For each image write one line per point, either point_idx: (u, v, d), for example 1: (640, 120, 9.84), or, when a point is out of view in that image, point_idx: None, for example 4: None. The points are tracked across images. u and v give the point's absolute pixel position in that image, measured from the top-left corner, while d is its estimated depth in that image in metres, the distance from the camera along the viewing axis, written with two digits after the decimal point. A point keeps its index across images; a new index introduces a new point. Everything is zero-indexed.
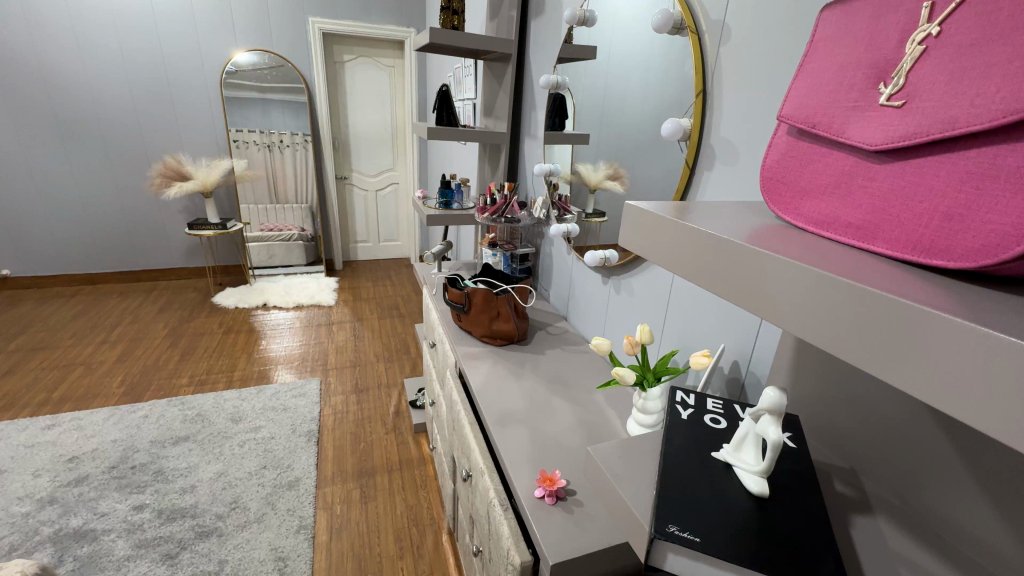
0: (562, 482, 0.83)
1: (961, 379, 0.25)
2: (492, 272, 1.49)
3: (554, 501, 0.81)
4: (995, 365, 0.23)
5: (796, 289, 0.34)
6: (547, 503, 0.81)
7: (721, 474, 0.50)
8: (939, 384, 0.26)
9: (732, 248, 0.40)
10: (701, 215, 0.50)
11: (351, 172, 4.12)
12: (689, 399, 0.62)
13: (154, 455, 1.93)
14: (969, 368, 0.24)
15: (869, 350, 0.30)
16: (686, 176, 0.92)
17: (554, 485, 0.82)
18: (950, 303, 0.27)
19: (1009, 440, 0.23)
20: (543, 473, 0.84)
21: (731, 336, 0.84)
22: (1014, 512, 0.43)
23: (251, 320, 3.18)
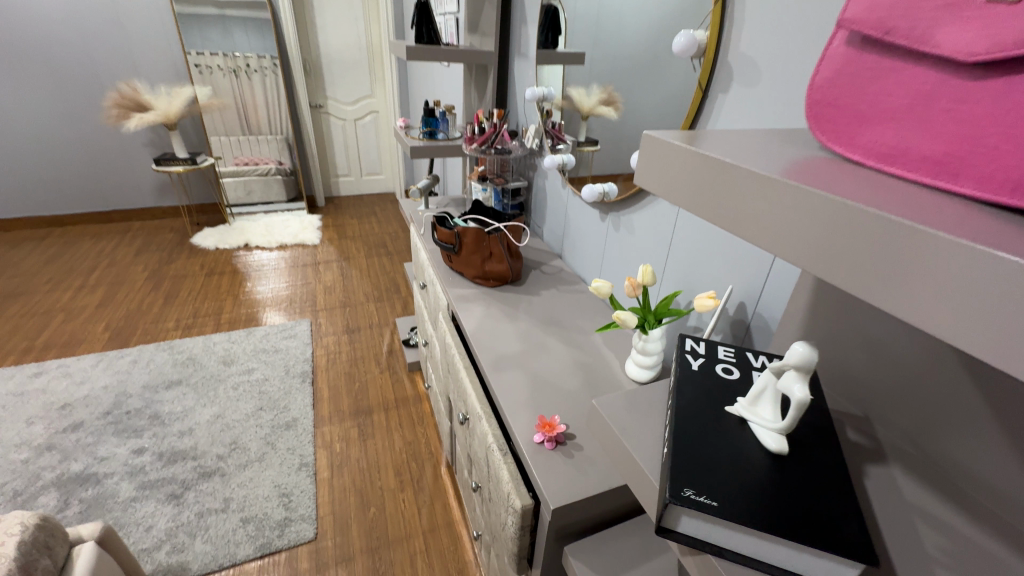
0: (562, 428, 0.82)
1: (955, 302, 0.23)
2: (483, 209, 1.41)
3: (554, 446, 0.81)
4: (994, 290, 0.22)
5: (789, 212, 0.31)
6: (546, 448, 0.81)
7: (735, 429, 0.47)
8: (934, 310, 0.24)
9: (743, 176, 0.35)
10: (727, 145, 0.43)
11: (326, 99, 3.83)
12: (699, 348, 0.58)
13: (148, 400, 1.93)
14: (967, 293, 0.23)
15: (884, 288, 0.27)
16: (698, 99, 0.82)
17: (554, 431, 0.82)
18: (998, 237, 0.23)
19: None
20: (542, 418, 0.83)
21: (738, 277, 0.80)
22: None
23: (233, 260, 3.08)
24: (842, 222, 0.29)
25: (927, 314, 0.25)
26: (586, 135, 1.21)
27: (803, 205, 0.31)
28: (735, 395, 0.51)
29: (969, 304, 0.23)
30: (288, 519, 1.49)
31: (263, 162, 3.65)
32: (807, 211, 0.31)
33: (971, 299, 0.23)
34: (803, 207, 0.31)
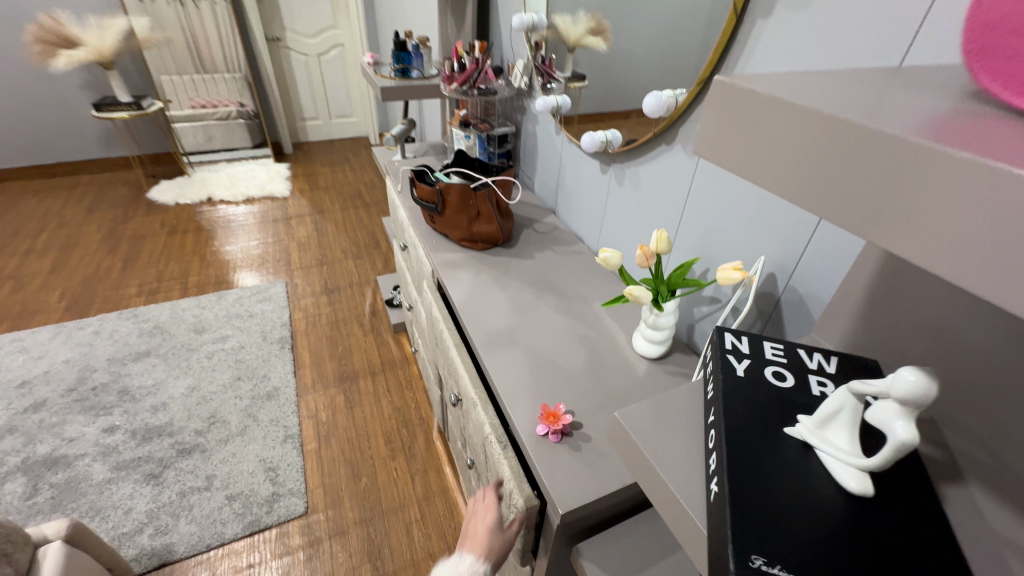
0: (568, 418, 0.73)
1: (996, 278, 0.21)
2: (467, 161, 1.25)
3: (560, 438, 0.73)
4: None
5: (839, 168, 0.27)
6: (551, 441, 0.73)
7: (797, 459, 0.39)
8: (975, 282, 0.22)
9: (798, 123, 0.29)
10: (815, 92, 0.31)
11: (285, 31, 3.42)
12: (743, 346, 0.48)
13: (115, 374, 1.80)
14: (1004, 255, 0.20)
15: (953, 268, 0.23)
16: (731, 26, 0.66)
17: (558, 421, 0.73)
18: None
19: None
20: (547, 407, 0.74)
21: (769, 245, 0.69)
22: None
23: (196, 217, 2.85)
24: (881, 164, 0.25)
25: (958, 270, 0.23)
26: (572, 70, 1.08)
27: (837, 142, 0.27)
28: (795, 412, 0.42)
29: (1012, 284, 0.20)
30: (276, 494, 1.44)
31: (224, 105, 3.31)
32: (838, 148, 0.27)
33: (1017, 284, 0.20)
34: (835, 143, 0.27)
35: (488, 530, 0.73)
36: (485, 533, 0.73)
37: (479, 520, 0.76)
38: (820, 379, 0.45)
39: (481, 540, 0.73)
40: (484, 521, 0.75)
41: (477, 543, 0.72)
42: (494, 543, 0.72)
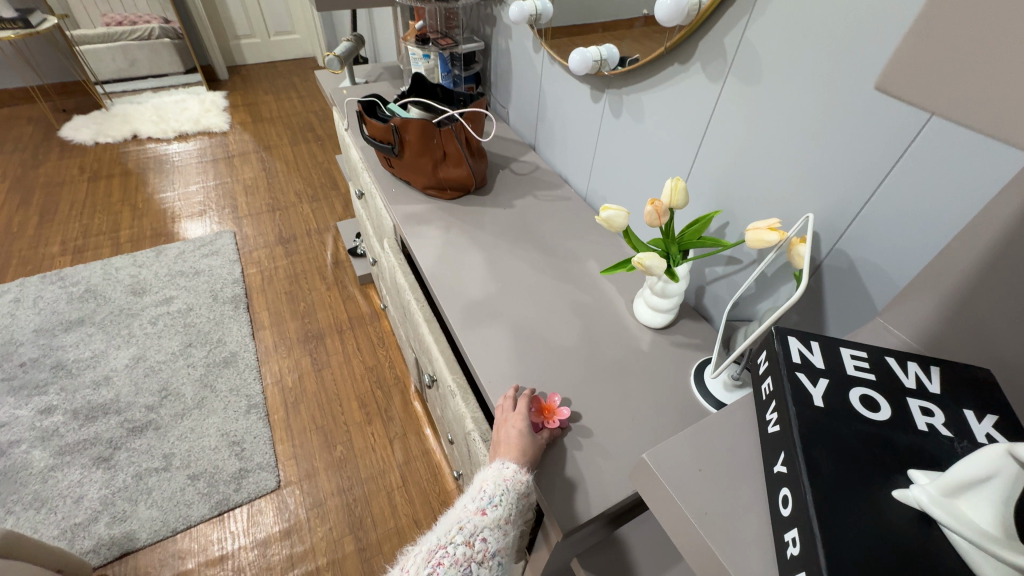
0: (566, 412, 0.62)
1: None
2: (428, 88, 1.03)
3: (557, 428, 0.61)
4: None
5: None
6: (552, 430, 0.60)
7: (916, 540, 0.27)
8: None
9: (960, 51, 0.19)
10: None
11: None
12: (813, 357, 0.35)
13: (45, 347, 1.60)
14: None
15: None
16: None
17: (555, 417, 0.61)
18: None
19: None
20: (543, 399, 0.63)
21: (817, 197, 0.54)
22: None
23: (122, 158, 2.49)
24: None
25: None
26: None
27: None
28: (902, 463, 0.30)
29: None
30: (243, 469, 1.34)
31: (145, 23, 2.79)
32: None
33: None
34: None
35: (519, 434, 0.57)
36: (517, 437, 0.57)
37: (509, 423, 0.59)
38: (922, 405, 0.33)
39: (513, 445, 0.57)
40: (513, 425, 0.58)
41: (509, 447, 0.57)
42: (528, 449, 0.57)
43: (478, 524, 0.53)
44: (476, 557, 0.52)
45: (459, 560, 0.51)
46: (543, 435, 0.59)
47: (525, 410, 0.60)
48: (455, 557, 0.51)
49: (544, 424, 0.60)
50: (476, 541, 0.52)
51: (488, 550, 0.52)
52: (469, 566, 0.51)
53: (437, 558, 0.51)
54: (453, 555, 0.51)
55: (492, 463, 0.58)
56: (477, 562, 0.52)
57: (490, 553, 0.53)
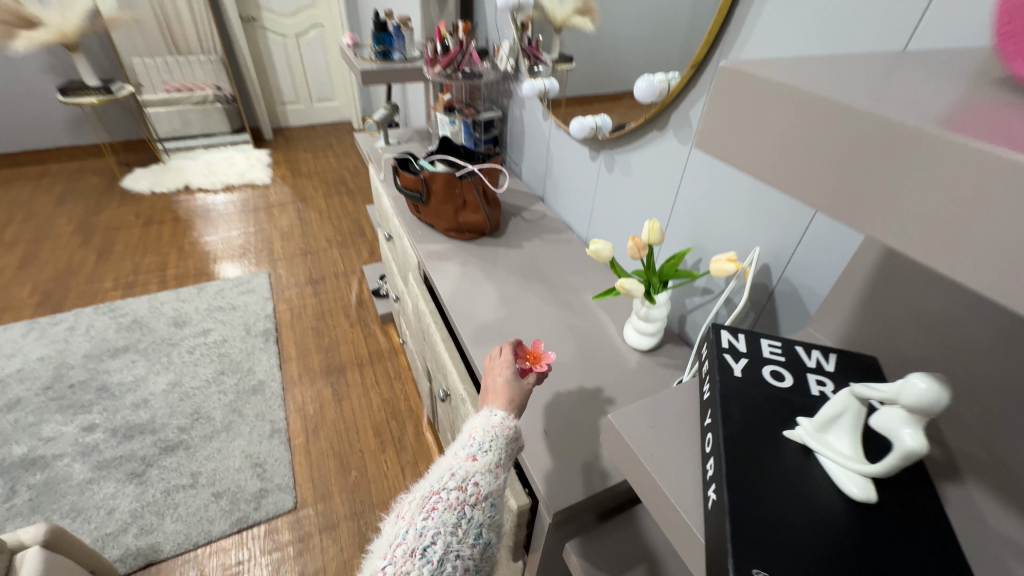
0: (550, 357, 0.70)
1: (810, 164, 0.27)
2: (453, 148, 1.21)
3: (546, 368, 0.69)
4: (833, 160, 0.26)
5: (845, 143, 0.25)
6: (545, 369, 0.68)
7: (797, 463, 0.37)
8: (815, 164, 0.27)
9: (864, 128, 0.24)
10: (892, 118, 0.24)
11: (260, 11, 3.27)
12: (739, 343, 0.46)
13: (92, 370, 1.75)
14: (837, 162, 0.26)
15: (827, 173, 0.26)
16: (727, 6, 0.62)
17: (541, 362, 0.69)
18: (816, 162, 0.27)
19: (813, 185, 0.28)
20: (528, 346, 0.71)
21: (766, 236, 0.67)
22: None
23: (174, 206, 2.76)
24: (903, 104, 0.25)
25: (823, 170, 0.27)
26: (560, 52, 1.05)
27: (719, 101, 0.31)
28: (795, 414, 0.40)
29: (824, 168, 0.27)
30: (264, 489, 1.42)
31: (198, 89, 3.17)
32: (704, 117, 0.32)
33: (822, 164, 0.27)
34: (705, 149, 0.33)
35: (505, 380, 0.64)
36: (503, 383, 0.64)
37: (495, 372, 0.67)
38: (818, 377, 0.43)
39: (499, 392, 0.63)
40: (500, 373, 0.65)
41: (496, 394, 0.63)
42: (514, 393, 0.63)
43: (470, 469, 0.54)
44: (470, 501, 0.52)
45: (453, 504, 0.51)
46: (528, 377, 0.67)
47: (510, 358, 0.68)
48: (449, 501, 0.51)
49: (530, 369, 0.68)
50: (469, 485, 0.53)
51: (482, 493, 0.53)
52: (463, 509, 0.51)
53: (431, 502, 0.51)
54: (447, 499, 0.51)
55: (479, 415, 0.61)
56: (469, 505, 0.52)
57: (483, 496, 0.53)
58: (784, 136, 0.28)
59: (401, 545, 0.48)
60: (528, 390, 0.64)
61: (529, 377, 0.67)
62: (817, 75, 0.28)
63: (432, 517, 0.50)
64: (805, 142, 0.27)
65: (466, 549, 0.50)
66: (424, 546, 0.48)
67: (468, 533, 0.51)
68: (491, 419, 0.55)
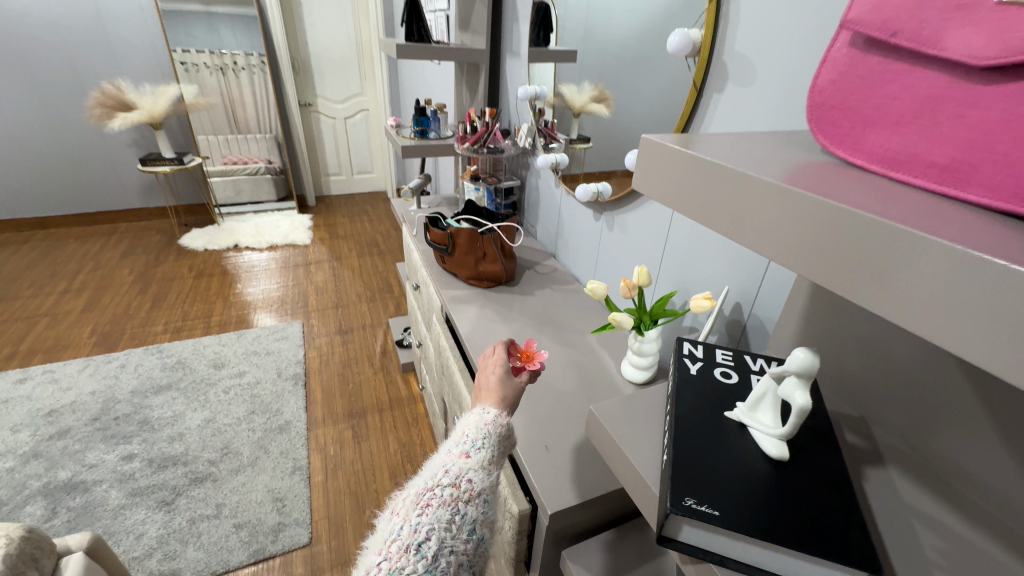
0: (542, 355, 0.74)
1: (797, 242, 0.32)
2: (476, 209, 1.40)
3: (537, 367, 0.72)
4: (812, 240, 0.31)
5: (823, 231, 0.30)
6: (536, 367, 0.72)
7: (733, 434, 0.47)
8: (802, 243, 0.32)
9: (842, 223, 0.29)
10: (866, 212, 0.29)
11: (315, 98, 3.76)
12: (697, 351, 0.58)
13: (137, 404, 1.90)
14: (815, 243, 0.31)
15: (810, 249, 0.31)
16: (693, 98, 0.81)
17: (534, 360, 0.74)
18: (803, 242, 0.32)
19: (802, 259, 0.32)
20: (521, 345, 0.75)
21: (735, 278, 0.79)
22: None
23: (223, 262, 3.03)
24: (753, 161, 0.38)
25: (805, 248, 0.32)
26: (579, 133, 1.18)
27: (684, 180, 0.40)
28: (735, 400, 0.50)
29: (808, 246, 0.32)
30: (282, 523, 1.48)
31: (252, 161, 3.60)
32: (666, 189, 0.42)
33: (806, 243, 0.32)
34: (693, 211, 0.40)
35: (499, 379, 0.68)
36: (497, 381, 0.68)
37: (488, 370, 0.71)
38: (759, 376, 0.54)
39: (493, 390, 0.67)
40: (492, 371, 0.69)
41: (488, 393, 0.67)
42: (507, 391, 0.67)
43: (463, 466, 0.56)
44: (463, 497, 0.54)
45: (447, 501, 0.53)
46: (521, 375, 0.71)
47: (503, 357, 0.72)
48: (442, 497, 0.53)
49: (523, 366, 0.73)
50: (463, 481, 0.55)
51: (475, 489, 0.55)
52: (457, 505, 0.53)
53: (425, 499, 0.53)
54: (440, 496, 0.53)
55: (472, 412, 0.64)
56: (463, 501, 0.54)
57: (476, 493, 0.55)
58: (777, 220, 0.33)
59: (396, 542, 0.50)
60: (521, 388, 0.69)
61: (522, 375, 0.71)
62: (711, 146, 0.42)
63: (426, 513, 0.52)
64: (792, 226, 0.32)
65: (460, 545, 0.52)
66: (418, 542, 0.50)
67: (462, 529, 0.53)
68: (484, 418, 0.61)
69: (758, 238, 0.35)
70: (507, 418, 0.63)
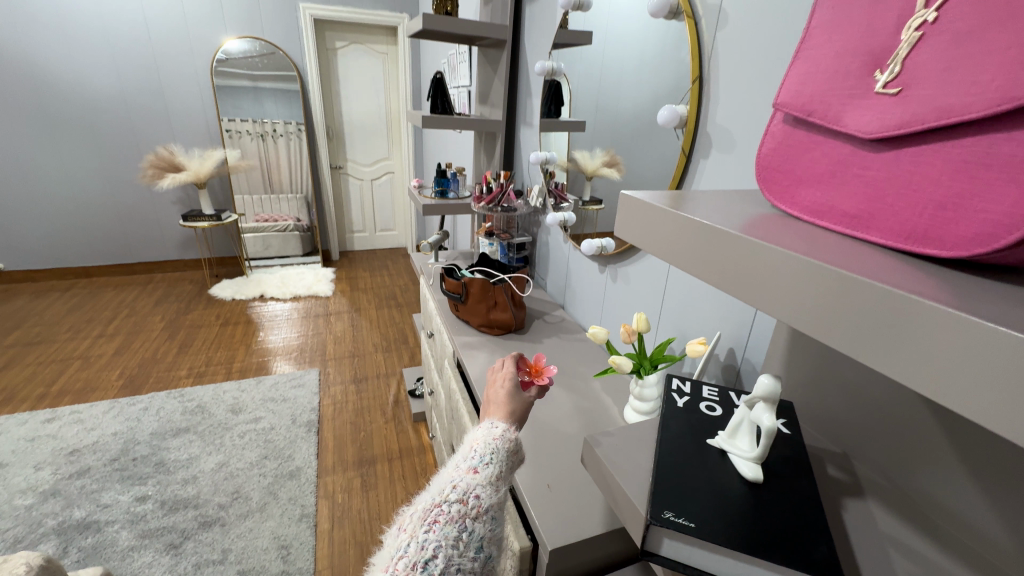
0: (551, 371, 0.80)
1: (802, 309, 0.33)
2: (489, 261, 1.49)
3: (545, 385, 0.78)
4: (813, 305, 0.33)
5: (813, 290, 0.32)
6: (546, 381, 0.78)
7: (715, 459, 0.50)
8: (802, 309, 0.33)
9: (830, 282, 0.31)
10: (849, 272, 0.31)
11: (346, 161, 4.06)
12: (685, 387, 0.63)
13: (155, 446, 1.94)
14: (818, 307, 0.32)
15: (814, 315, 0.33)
16: (682, 163, 0.92)
17: (542, 375, 0.80)
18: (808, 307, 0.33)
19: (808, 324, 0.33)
20: (530, 360, 0.81)
21: (728, 324, 0.85)
22: (993, 485, 0.46)
23: (248, 311, 3.17)
24: (713, 212, 0.45)
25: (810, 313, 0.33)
26: (591, 195, 1.27)
27: (685, 242, 0.43)
28: (717, 429, 0.54)
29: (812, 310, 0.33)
30: (285, 572, 1.46)
31: (282, 220, 3.84)
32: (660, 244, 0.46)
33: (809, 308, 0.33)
34: (698, 276, 0.42)
35: (508, 393, 0.73)
36: (506, 396, 0.73)
37: (498, 384, 0.76)
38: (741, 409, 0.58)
39: (502, 404, 0.72)
40: (502, 385, 0.74)
41: (498, 406, 0.71)
42: (516, 404, 0.72)
43: (471, 482, 0.60)
44: (471, 514, 0.57)
45: (455, 517, 0.57)
46: (530, 390, 0.76)
47: (513, 371, 0.77)
48: (450, 514, 0.57)
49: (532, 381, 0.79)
50: (471, 498, 0.58)
51: (482, 505, 0.59)
52: (464, 522, 0.57)
53: (434, 515, 0.56)
54: (448, 512, 0.57)
55: (481, 427, 0.68)
56: (471, 518, 0.57)
57: (483, 509, 0.59)
58: (776, 287, 0.35)
59: (403, 558, 0.54)
60: (531, 401, 0.74)
61: (531, 389, 0.77)
62: (682, 202, 0.50)
63: (434, 529, 0.55)
64: (790, 291, 0.34)
65: (467, 563, 0.55)
66: (426, 558, 0.53)
67: (469, 546, 0.56)
68: (492, 433, 0.64)
69: (763, 300, 0.36)
70: (515, 432, 0.67)
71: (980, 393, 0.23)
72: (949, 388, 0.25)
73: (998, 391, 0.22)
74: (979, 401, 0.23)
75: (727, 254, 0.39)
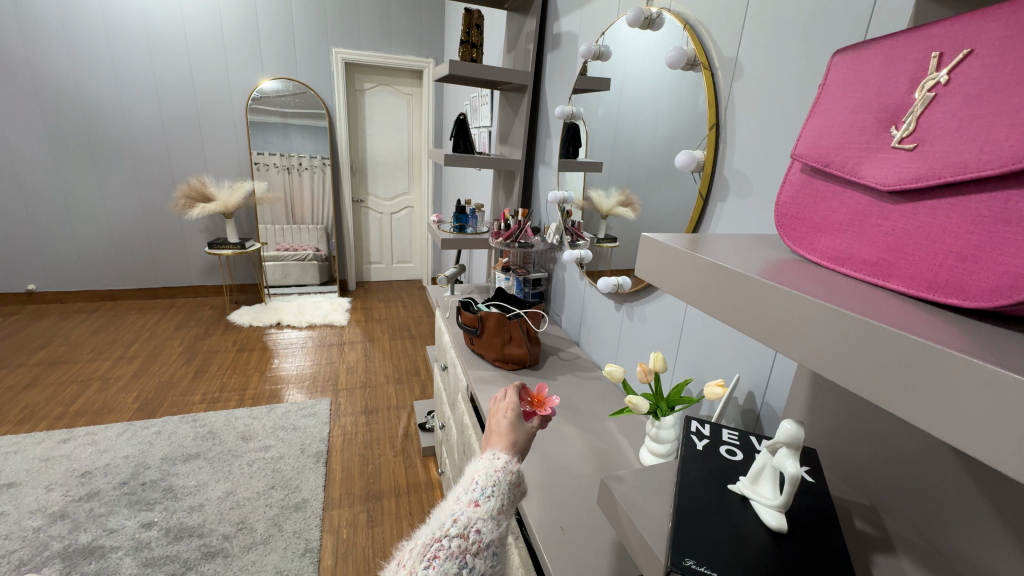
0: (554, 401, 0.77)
1: (815, 350, 0.34)
2: (505, 296, 1.51)
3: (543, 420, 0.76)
4: (831, 350, 0.33)
5: (828, 337, 0.33)
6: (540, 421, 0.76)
7: (737, 508, 0.49)
8: (818, 353, 0.33)
9: (846, 329, 0.31)
10: (864, 317, 0.31)
11: (367, 195, 4.19)
12: (704, 430, 0.62)
13: (164, 472, 1.94)
14: (832, 353, 0.32)
15: (831, 359, 0.33)
16: (699, 206, 0.94)
17: (545, 406, 0.77)
18: (822, 350, 0.33)
19: (822, 366, 0.33)
20: (532, 390, 0.78)
21: (746, 367, 0.84)
22: None
23: (264, 338, 3.20)
24: (733, 256, 0.46)
25: (822, 357, 0.33)
26: (606, 233, 1.29)
27: (699, 280, 0.44)
28: (737, 474, 0.53)
29: (825, 356, 0.33)
30: None
31: (302, 249, 3.93)
32: (674, 278, 0.48)
33: (823, 351, 0.33)
34: (709, 312, 0.43)
35: (511, 424, 0.73)
36: (509, 426, 0.73)
37: (499, 415, 0.75)
38: None
39: (504, 435, 0.72)
40: (505, 416, 0.73)
41: (499, 437, 0.71)
42: (519, 435, 0.72)
43: (472, 516, 0.59)
44: (471, 549, 0.57)
45: (455, 552, 0.56)
46: (531, 421, 0.75)
47: (515, 402, 0.76)
48: (451, 549, 0.56)
49: (533, 412, 0.77)
50: (471, 532, 0.58)
51: (483, 541, 0.58)
52: (465, 557, 0.56)
53: (434, 550, 0.55)
54: (449, 547, 0.56)
55: (482, 457, 0.67)
56: (471, 554, 0.57)
57: (484, 544, 0.58)
58: (792, 327, 0.35)
59: None
60: (531, 433, 0.73)
61: (532, 421, 0.75)
62: (706, 245, 0.51)
63: (434, 566, 0.54)
64: (802, 334, 0.35)
65: None
66: None
67: None
68: (493, 464, 0.64)
69: (779, 340, 0.37)
70: (517, 464, 0.67)
71: (1001, 442, 0.23)
72: (971, 436, 0.24)
73: (1015, 440, 0.22)
74: (1001, 447, 0.23)
75: (741, 294, 0.40)
